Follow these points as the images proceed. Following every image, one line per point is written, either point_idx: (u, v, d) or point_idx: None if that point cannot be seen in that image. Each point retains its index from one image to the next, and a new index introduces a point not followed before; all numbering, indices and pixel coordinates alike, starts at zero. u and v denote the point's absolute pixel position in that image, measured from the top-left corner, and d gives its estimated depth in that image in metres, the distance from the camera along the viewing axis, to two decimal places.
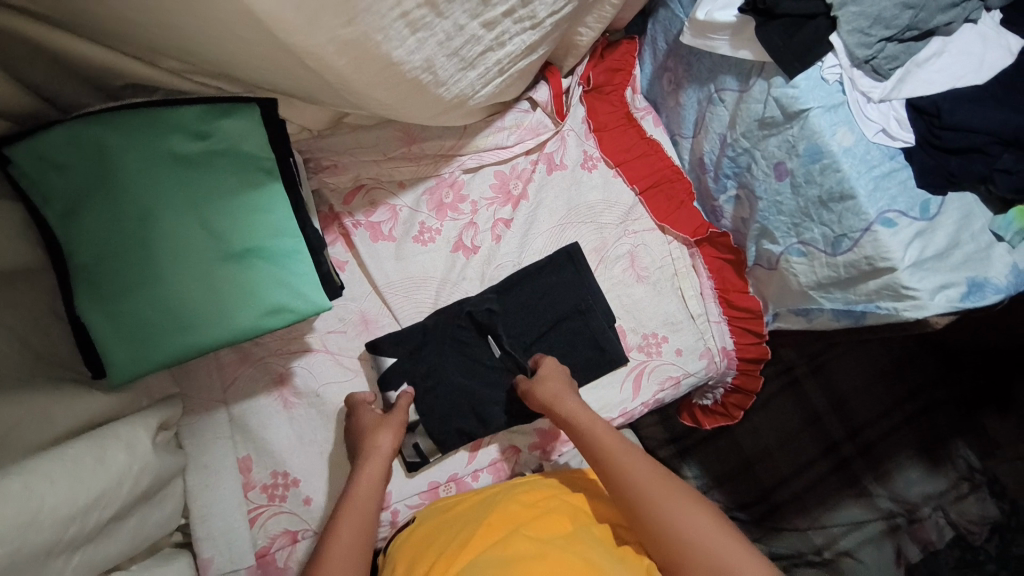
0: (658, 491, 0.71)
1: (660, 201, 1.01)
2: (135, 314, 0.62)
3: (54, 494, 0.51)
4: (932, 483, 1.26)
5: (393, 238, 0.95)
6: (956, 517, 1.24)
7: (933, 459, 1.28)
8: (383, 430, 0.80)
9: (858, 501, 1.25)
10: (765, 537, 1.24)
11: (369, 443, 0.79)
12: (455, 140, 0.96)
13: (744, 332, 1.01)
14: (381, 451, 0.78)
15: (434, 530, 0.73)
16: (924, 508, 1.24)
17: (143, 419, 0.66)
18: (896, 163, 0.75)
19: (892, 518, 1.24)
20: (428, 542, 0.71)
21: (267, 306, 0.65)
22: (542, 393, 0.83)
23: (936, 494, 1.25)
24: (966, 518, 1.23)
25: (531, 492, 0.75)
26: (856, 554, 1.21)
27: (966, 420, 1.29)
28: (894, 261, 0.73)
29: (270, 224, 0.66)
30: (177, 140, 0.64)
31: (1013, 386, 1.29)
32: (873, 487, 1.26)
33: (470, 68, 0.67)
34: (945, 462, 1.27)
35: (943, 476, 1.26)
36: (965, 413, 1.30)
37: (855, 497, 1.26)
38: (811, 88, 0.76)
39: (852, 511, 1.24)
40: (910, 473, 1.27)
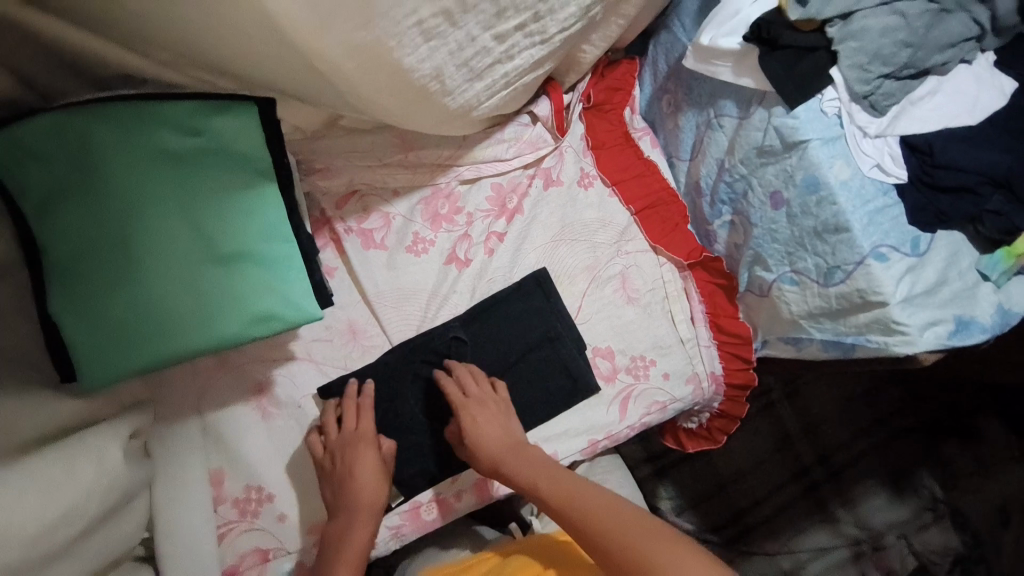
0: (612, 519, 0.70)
1: (655, 222, 1.01)
2: (112, 316, 0.59)
3: (14, 515, 0.48)
4: (895, 511, 1.28)
5: (386, 247, 0.93)
6: (919, 547, 1.26)
7: (898, 487, 1.30)
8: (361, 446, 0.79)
9: (825, 526, 1.27)
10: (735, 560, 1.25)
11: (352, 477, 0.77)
12: (453, 150, 0.95)
13: (732, 357, 1.01)
14: (371, 498, 0.77)
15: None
16: (888, 535, 1.26)
17: (111, 427, 0.61)
18: (890, 198, 0.76)
19: (857, 545, 1.26)
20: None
21: (257, 314, 0.63)
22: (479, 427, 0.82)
23: (900, 522, 1.27)
24: (930, 548, 1.26)
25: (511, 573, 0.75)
26: None
27: (931, 450, 1.31)
28: (886, 296, 0.74)
29: (260, 226, 0.64)
30: (168, 135, 0.61)
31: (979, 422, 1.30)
32: (840, 512, 1.28)
33: (477, 79, 0.66)
34: (908, 491, 1.29)
35: (905, 505, 1.29)
36: (930, 443, 1.32)
37: (821, 523, 1.28)
38: (811, 120, 0.77)
39: (819, 537, 1.27)
40: (874, 499, 1.29)
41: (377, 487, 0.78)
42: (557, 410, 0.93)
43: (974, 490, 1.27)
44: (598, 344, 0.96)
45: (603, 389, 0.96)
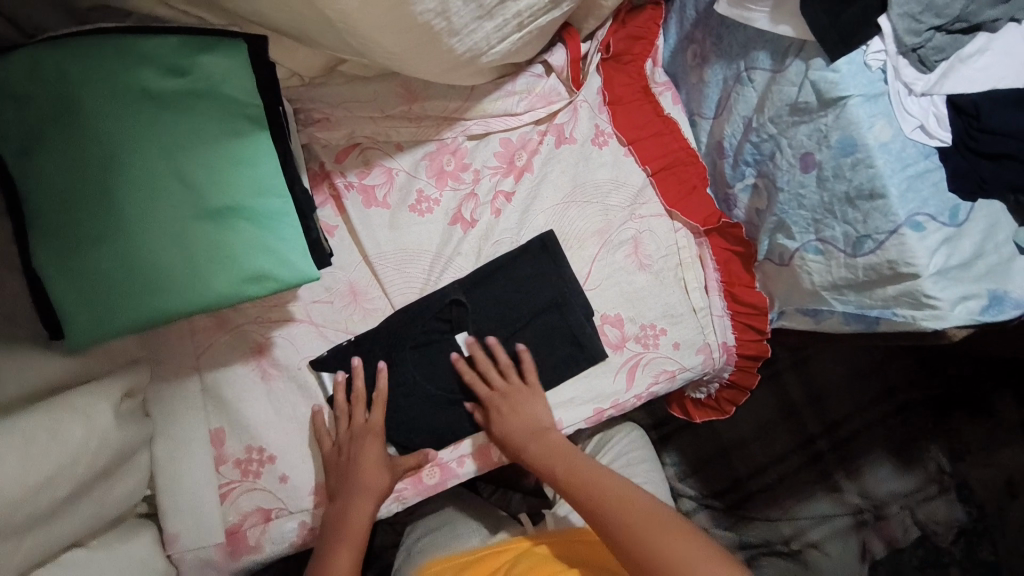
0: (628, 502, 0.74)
1: (672, 185, 0.96)
2: (96, 271, 0.55)
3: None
4: (901, 483, 1.27)
5: (388, 205, 0.88)
6: (923, 517, 1.26)
7: (904, 458, 1.29)
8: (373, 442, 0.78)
9: (829, 495, 1.26)
10: (735, 525, 1.26)
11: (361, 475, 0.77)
12: (461, 101, 0.89)
13: (745, 328, 0.98)
14: (379, 487, 0.77)
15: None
16: (891, 505, 1.26)
17: (101, 388, 0.59)
18: (931, 163, 0.70)
19: (859, 514, 1.25)
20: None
21: (247, 272, 0.59)
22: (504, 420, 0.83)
23: (904, 494, 1.27)
24: (933, 518, 1.26)
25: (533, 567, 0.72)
26: (822, 546, 1.23)
27: (940, 423, 1.29)
28: (919, 268, 0.69)
29: (252, 178, 0.59)
30: (151, 76, 0.56)
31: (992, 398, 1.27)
32: (844, 483, 1.27)
33: (487, 17, 0.60)
34: (916, 463, 1.28)
35: (913, 476, 1.27)
36: (939, 416, 1.29)
37: (826, 491, 1.27)
38: (853, 74, 0.70)
39: (822, 505, 1.26)
40: (880, 469, 1.28)
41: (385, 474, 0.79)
42: (560, 378, 0.91)
43: (986, 464, 1.25)
44: (606, 312, 0.93)
45: (610, 357, 0.93)
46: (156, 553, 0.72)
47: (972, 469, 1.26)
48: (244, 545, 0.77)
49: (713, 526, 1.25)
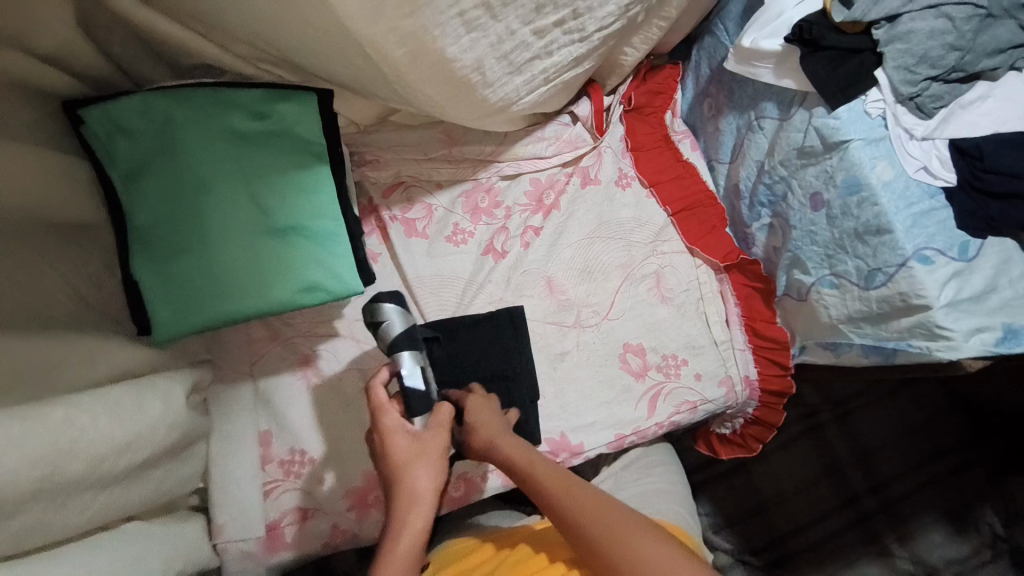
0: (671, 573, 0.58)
1: (693, 224, 1.02)
2: (182, 277, 0.66)
3: (97, 428, 0.55)
4: (954, 547, 1.20)
5: (426, 235, 0.97)
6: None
7: (957, 524, 1.21)
8: (415, 459, 0.65)
9: (878, 560, 1.20)
10: None
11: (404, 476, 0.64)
12: (495, 146, 0.99)
13: (768, 362, 0.99)
14: (415, 493, 0.64)
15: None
16: (945, 573, 1.18)
17: (177, 375, 0.68)
18: (937, 202, 0.74)
19: None
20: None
21: (303, 283, 0.68)
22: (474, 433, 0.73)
23: (958, 560, 1.19)
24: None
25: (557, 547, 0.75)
26: None
27: (996, 484, 1.23)
28: (929, 299, 0.71)
29: (313, 204, 0.70)
30: (238, 120, 0.68)
31: None
32: (895, 547, 1.20)
33: (516, 73, 0.70)
34: (968, 527, 1.21)
35: (965, 542, 1.20)
36: (995, 477, 1.24)
37: (874, 556, 1.20)
38: (853, 120, 0.76)
39: (869, 571, 1.19)
40: (932, 536, 1.21)
41: (422, 473, 0.65)
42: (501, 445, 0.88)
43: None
44: (628, 341, 0.97)
45: (632, 386, 0.96)
46: (203, 539, 0.78)
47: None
48: (281, 542, 0.82)
49: None
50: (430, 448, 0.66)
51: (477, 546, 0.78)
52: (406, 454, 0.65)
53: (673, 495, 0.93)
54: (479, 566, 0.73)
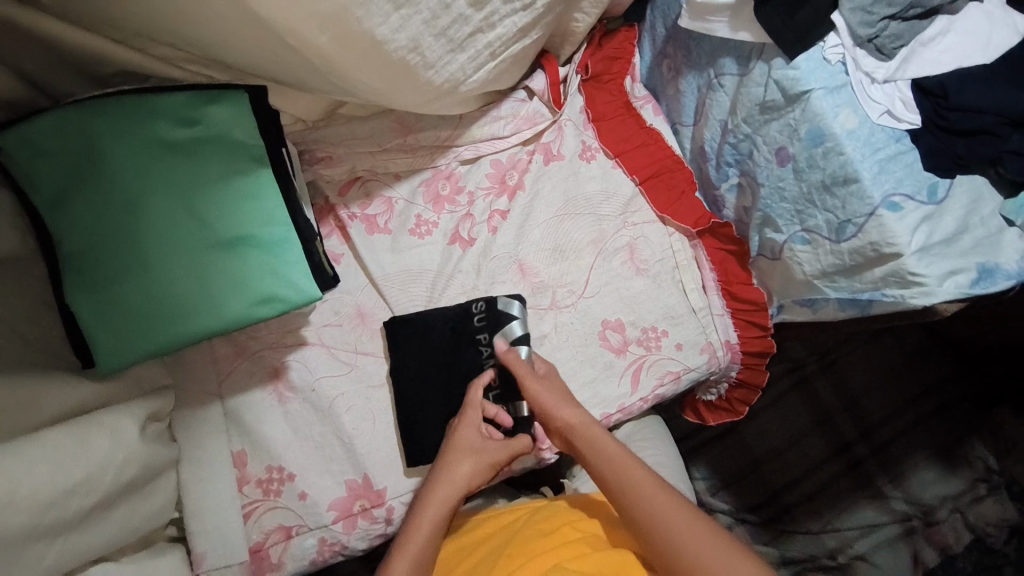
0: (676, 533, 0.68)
1: (661, 192, 0.99)
2: (125, 303, 0.62)
3: (32, 478, 0.53)
4: (946, 484, 1.22)
5: (389, 230, 0.94)
6: (974, 520, 1.20)
7: (948, 459, 1.24)
8: (468, 459, 0.77)
9: (872, 502, 1.22)
10: (776, 541, 1.21)
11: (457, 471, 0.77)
12: (451, 130, 0.95)
13: (748, 325, 0.98)
14: (456, 479, 0.76)
15: (459, 556, 0.74)
16: (941, 510, 1.20)
17: (130, 406, 0.65)
18: (903, 145, 0.72)
19: (907, 521, 1.20)
20: (458, 560, 0.74)
21: (256, 295, 0.64)
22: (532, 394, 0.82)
23: (952, 496, 1.21)
24: (985, 520, 1.19)
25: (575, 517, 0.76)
26: (871, 557, 1.18)
27: (981, 417, 1.26)
28: (900, 247, 0.70)
29: (257, 210, 0.65)
30: (165, 127, 0.63)
31: None
32: (888, 488, 1.23)
33: (459, 50, 0.66)
34: (962, 463, 1.23)
35: (959, 478, 1.22)
36: (979, 412, 1.26)
37: (869, 499, 1.23)
38: (813, 69, 0.73)
39: (867, 514, 1.22)
40: (924, 474, 1.23)
41: (467, 465, 0.77)
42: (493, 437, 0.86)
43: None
44: (607, 317, 0.95)
45: (615, 362, 0.95)
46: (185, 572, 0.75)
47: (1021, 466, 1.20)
48: (267, 563, 0.80)
49: (753, 541, 1.21)
50: (488, 456, 0.78)
51: (488, 519, 0.78)
52: (465, 445, 0.78)
53: (664, 466, 0.95)
54: (491, 538, 0.74)
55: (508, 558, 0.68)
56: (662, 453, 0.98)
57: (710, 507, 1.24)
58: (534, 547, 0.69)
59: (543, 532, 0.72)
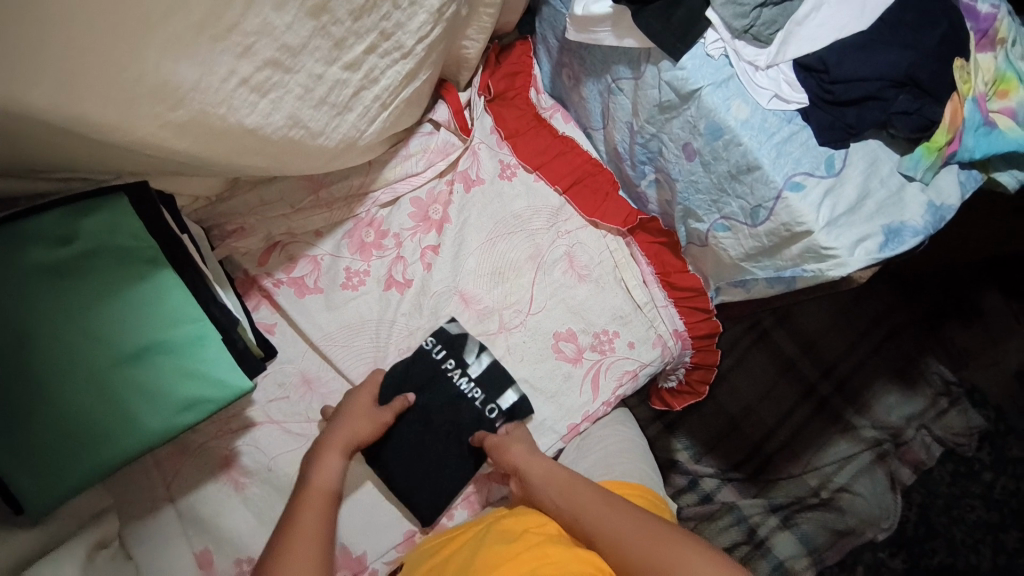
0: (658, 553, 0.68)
1: (586, 196, 1.00)
2: (34, 444, 0.58)
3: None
4: (911, 405, 1.30)
5: (321, 289, 0.91)
6: (942, 433, 1.29)
7: (907, 380, 1.31)
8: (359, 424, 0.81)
9: (844, 435, 1.28)
10: (762, 491, 1.26)
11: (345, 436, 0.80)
12: (363, 177, 0.93)
13: (692, 311, 1.00)
14: (343, 436, 0.80)
15: None
16: (909, 430, 1.28)
17: (68, 551, 0.62)
18: (795, 126, 0.75)
19: (879, 446, 1.27)
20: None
21: (180, 403, 0.61)
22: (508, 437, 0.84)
23: (918, 414, 1.29)
24: (951, 431, 1.30)
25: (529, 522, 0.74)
26: (851, 487, 1.24)
27: (932, 336, 1.34)
28: (809, 224, 0.73)
29: (164, 315, 0.62)
30: (40, 251, 0.59)
31: (978, 299, 1.36)
32: (856, 419, 1.29)
33: (346, 111, 0.64)
34: (920, 382, 1.31)
35: (921, 396, 1.30)
36: (932, 329, 1.35)
37: (840, 432, 1.28)
38: (699, 66, 0.75)
39: (841, 447, 1.28)
40: (889, 398, 1.30)
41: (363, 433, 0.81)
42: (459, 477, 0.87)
43: (987, 365, 1.34)
44: (558, 330, 0.96)
45: (573, 372, 0.95)
46: None
47: (977, 373, 1.34)
48: None
49: (740, 498, 1.24)
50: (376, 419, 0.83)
51: (454, 535, 0.76)
52: (353, 409, 0.82)
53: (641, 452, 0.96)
54: (458, 554, 0.72)
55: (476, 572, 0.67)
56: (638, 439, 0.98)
57: (696, 474, 1.26)
58: (500, 555, 0.68)
59: (509, 539, 0.71)
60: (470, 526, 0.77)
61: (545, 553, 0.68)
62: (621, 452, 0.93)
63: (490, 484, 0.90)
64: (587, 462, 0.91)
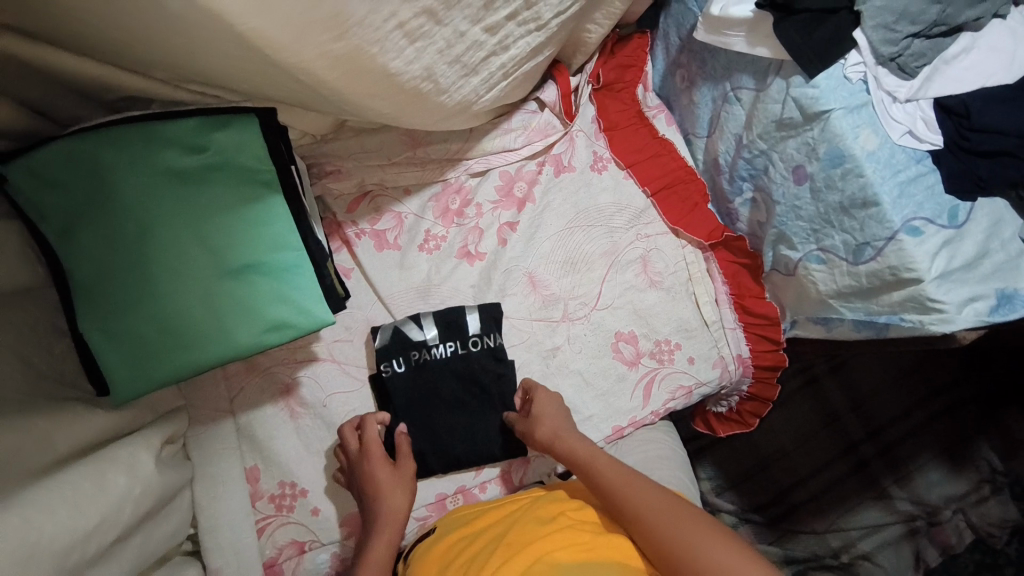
0: (678, 533, 0.67)
1: (674, 203, 0.98)
2: (135, 332, 0.61)
3: (53, 525, 0.50)
4: (953, 485, 1.21)
5: (398, 246, 0.93)
6: (977, 520, 1.20)
7: (956, 461, 1.23)
8: (397, 488, 0.77)
9: (878, 503, 1.22)
10: (780, 539, 1.21)
11: (386, 502, 0.75)
12: (461, 143, 0.94)
13: (760, 339, 0.97)
14: (394, 515, 0.75)
15: (455, 550, 0.72)
16: (946, 510, 1.20)
17: (142, 438, 0.65)
18: (924, 167, 0.71)
19: (912, 522, 1.20)
20: (455, 551, 0.71)
21: (268, 322, 0.64)
22: (538, 428, 0.82)
23: (958, 496, 1.21)
24: (987, 521, 1.19)
25: (562, 504, 0.74)
26: (873, 557, 1.18)
27: (988, 419, 1.24)
28: (920, 272, 0.69)
29: (268, 237, 0.65)
30: (173, 155, 0.63)
31: None
32: (894, 489, 1.22)
33: (472, 73, 0.65)
34: (967, 465, 1.22)
35: (964, 479, 1.22)
36: (988, 413, 1.25)
37: (874, 500, 1.22)
38: (833, 88, 0.71)
39: (872, 514, 1.21)
40: (930, 475, 1.23)
41: (399, 497, 0.76)
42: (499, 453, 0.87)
43: None
44: (620, 330, 0.94)
45: (627, 374, 0.94)
46: None
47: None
48: None
49: (757, 542, 1.21)
50: (406, 477, 0.78)
51: (492, 508, 0.76)
52: (387, 481, 0.77)
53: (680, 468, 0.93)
54: (492, 527, 0.72)
55: (507, 545, 0.67)
56: (680, 454, 0.96)
57: (715, 507, 1.24)
58: (532, 531, 0.68)
59: (545, 520, 0.70)
60: (506, 503, 0.77)
61: (580, 538, 0.68)
62: (656, 460, 0.91)
63: (526, 467, 0.90)
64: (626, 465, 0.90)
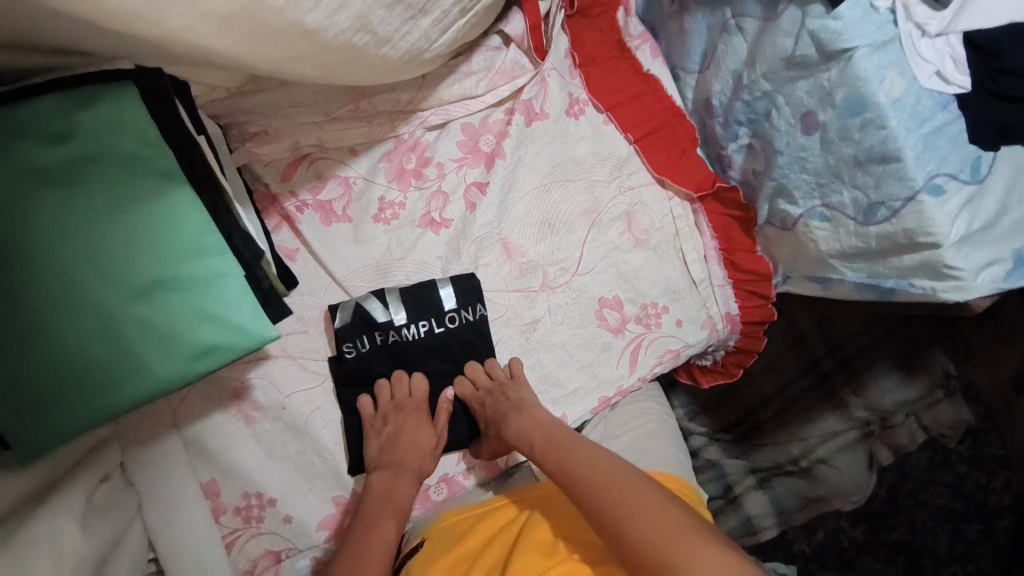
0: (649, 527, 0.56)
1: (660, 149, 0.87)
2: (24, 379, 0.49)
3: None
4: (908, 390, 1.20)
5: (349, 218, 0.80)
6: (929, 422, 1.20)
7: (911, 367, 1.21)
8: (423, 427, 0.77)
9: (836, 411, 1.18)
10: (746, 452, 1.18)
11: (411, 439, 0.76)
12: (413, 92, 0.79)
13: (749, 294, 0.91)
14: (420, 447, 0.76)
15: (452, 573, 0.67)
16: (898, 415, 1.18)
17: None
18: (949, 114, 0.62)
19: (866, 426, 1.17)
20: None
21: (194, 347, 0.52)
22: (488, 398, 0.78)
23: (912, 401, 1.19)
24: (939, 422, 1.20)
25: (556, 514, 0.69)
26: (832, 461, 1.15)
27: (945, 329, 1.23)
28: (939, 237, 0.63)
29: (177, 243, 0.52)
30: (30, 149, 0.49)
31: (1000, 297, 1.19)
32: (851, 399, 1.19)
33: (420, 15, 0.51)
34: (922, 371, 1.20)
35: (918, 385, 1.20)
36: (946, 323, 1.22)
37: (833, 408, 1.18)
38: (858, 20, 0.60)
39: (829, 423, 1.18)
40: (887, 382, 1.20)
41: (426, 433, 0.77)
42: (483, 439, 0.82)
43: None
44: (603, 296, 0.86)
45: (612, 343, 0.86)
46: None
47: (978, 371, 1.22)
48: None
49: (723, 457, 1.18)
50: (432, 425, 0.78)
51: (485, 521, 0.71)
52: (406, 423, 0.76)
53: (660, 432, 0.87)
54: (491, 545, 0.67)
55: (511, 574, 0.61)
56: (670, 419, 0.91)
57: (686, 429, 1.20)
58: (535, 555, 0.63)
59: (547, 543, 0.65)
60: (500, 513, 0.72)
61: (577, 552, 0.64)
62: (650, 435, 0.86)
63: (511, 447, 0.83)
64: (618, 441, 0.84)
